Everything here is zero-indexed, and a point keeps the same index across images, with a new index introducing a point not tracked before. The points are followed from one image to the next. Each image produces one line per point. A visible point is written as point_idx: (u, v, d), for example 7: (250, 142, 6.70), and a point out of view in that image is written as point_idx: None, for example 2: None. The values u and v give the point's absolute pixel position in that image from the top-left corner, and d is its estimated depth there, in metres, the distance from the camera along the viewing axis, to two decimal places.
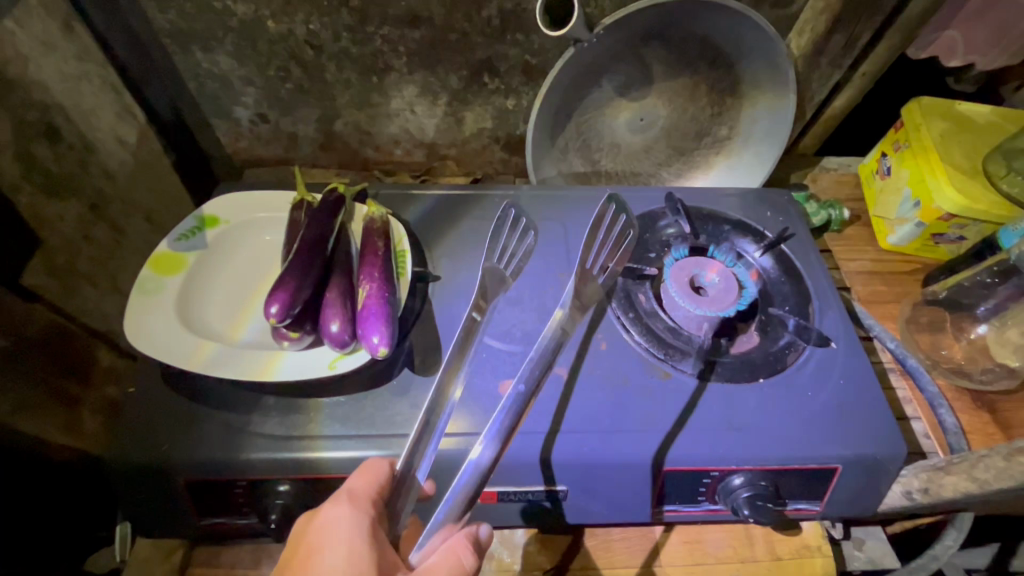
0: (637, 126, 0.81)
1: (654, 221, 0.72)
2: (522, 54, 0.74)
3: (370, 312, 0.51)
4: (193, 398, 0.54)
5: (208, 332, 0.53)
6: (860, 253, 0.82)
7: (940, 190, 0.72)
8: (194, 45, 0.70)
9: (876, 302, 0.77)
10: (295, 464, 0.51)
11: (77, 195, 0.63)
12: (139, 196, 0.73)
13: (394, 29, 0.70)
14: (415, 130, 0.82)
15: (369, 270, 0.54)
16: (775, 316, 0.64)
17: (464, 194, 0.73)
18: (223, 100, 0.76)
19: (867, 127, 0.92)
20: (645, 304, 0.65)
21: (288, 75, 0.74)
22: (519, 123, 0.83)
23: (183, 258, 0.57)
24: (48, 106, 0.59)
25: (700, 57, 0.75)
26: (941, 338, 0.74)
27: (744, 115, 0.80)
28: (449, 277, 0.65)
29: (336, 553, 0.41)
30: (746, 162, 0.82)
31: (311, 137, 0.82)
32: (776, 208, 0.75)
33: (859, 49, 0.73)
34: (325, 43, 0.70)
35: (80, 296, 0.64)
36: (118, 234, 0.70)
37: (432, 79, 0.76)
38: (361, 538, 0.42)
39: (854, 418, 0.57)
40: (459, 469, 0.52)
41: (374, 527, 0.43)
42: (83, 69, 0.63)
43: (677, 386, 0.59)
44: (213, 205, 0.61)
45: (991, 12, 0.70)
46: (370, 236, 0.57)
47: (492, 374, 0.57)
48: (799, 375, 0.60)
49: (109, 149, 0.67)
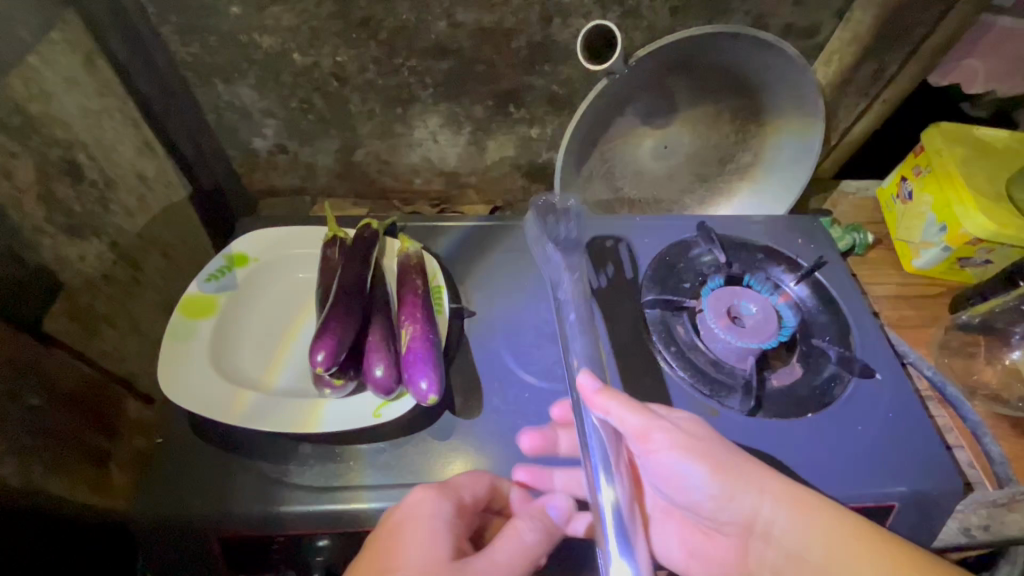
0: (661, 153, 0.80)
1: (601, 266, 0.69)
2: (548, 84, 0.73)
3: (416, 357, 0.50)
4: (226, 449, 0.51)
5: (243, 380, 0.51)
6: (884, 277, 0.82)
7: (966, 215, 0.72)
8: (216, 77, 0.68)
9: (907, 327, 0.77)
10: (335, 518, 0.48)
11: (96, 234, 0.60)
12: (157, 230, 0.70)
13: (421, 61, 0.68)
14: (437, 159, 0.81)
15: (411, 310, 0.53)
16: (817, 346, 0.63)
17: (491, 226, 0.71)
18: (242, 132, 0.75)
19: (884, 152, 0.92)
20: (685, 336, 0.63)
21: (310, 106, 0.72)
22: (542, 151, 0.82)
23: (213, 301, 0.54)
24: (71, 143, 0.57)
25: (725, 88, 0.75)
26: (974, 364, 0.74)
27: (768, 142, 0.80)
28: (484, 311, 0.63)
29: (423, 537, 0.42)
30: (770, 190, 0.82)
31: (329, 168, 0.81)
32: (806, 236, 0.75)
33: (886, 78, 0.73)
34: (351, 74, 0.69)
35: (100, 338, 0.61)
36: (136, 271, 0.67)
37: (457, 109, 0.75)
38: (446, 519, 0.44)
39: (904, 453, 0.57)
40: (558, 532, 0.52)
41: (461, 505, 0.45)
42: (104, 104, 0.61)
43: (726, 423, 0.57)
44: (240, 243, 0.59)
45: (1011, 42, 0.72)
46: (407, 274, 0.56)
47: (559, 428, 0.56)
48: (847, 407, 0.59)
49: (128, 184, 0.65)
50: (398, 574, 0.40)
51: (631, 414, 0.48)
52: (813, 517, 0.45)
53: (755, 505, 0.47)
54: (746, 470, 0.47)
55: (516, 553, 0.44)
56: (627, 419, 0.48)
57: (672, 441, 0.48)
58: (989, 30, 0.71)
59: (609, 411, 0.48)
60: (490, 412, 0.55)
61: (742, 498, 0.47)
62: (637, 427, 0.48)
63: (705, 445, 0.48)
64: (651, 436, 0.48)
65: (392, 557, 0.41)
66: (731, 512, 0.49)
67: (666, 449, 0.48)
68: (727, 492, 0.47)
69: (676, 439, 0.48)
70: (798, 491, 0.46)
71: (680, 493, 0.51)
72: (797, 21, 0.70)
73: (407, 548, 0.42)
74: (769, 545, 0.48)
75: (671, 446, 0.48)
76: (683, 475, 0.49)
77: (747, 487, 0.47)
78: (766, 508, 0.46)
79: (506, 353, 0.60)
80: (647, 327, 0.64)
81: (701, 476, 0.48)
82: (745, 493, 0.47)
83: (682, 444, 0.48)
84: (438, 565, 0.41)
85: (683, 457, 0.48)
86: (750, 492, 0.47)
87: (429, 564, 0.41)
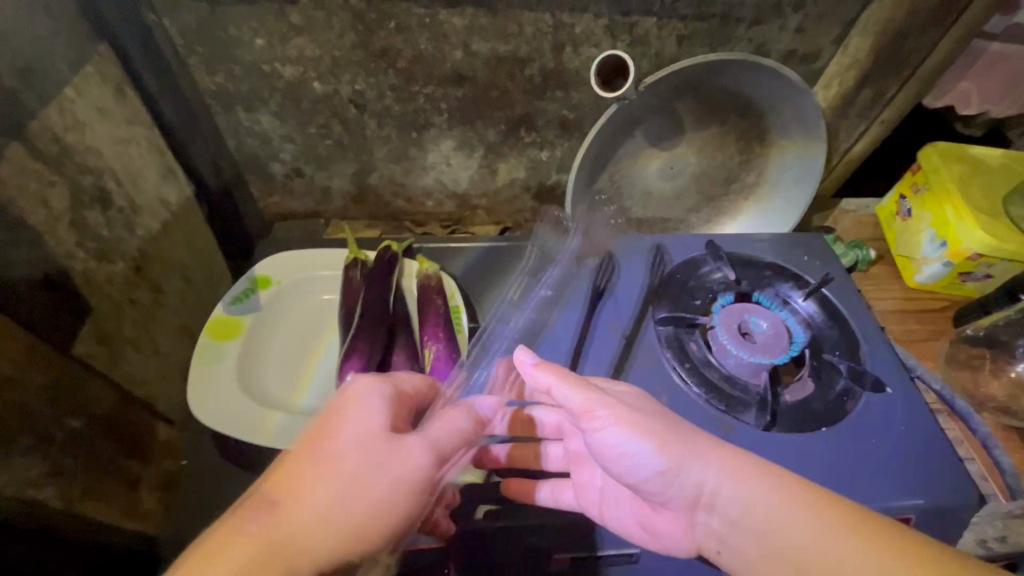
0: (667, 174, 0.82)
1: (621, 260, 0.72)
2: (559, 109, 0.75)
3: (438, 376, 0.54)
4: (251, 469, 0.52)
5: (270, 402, 0.52)
6: (889, 291, 0.84)
7: (966, 231, 0.74)
8: (239, 105, 0.70)
9: (913, 341, 0.79)
10: None
11: (123, 258, 0.62)
12: (178, 254, 0.72)
13: (438, 88, 0.71)
14: (449, 181, 0.84)
15: (432, 330, 0.57)
16: (827, 361, 0.65)
17: (503, 249, 0.75)
18: (262, 157, 0.77)
19: (883, 171, 0.95)
20: (698, 352, 0.64)
21: (328, 131, 0.74)
22: (552, 173, 0.84)
23: (239, 322, 0.57)
24: (101, 170, 0.59)
25: (730, 110, 0.77)
26: (981, 377, 0.75)
27: (772, 161, 0.82)
28: (502, 331, 0.64)
29: (361, 408, 0.40)
30: (774, 208, 0.84)
31: (344, 190, 0.83)
32: (812, 252, 0.76)
33: (885, 102, 0.76)
34: (368, 101, 0.71)
35: (125, 361, 0.62)
36: (159, 294, 0.69)
37: (470, 133, 0.77)
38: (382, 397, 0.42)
39: (919, 467, 0.58)
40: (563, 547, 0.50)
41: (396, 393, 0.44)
42: (132, 131, 0.63)
43: (743, 439, 0.58)
44: (264, 265, 0.61)
45: (1004, 66, 0.74)
46: (428, 295, 0.58)
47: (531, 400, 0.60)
48: (859, 421, 0.60)
49: (152, 209, 0.67)
50: (335, 436, 0.38)
51: (568, 387, 0.47)
52: (762, 485, 0.41)
53: (698, 475, 0.43)
54: (690, 440, 0.44)
55: (448, 435, 0.42)
56: (567, 393, 0.47)
57: (614, 414, 0.45)
58: (979, 56, 0.74)
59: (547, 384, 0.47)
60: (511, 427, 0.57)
61: (690, 471, 0.43)
62: (579, 403, 0.46)
63: (647, 419, 0.45)
64: (592, 412, 0.46)
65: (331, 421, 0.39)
66: (677, 489, 0.44)
67: (609, 426, 0.45)
68: (671, 469, 0.43)
69: (617, 413, 0.45)
70: (741, 461, 0.43)
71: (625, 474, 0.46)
72: (798, 48, 0.73)
73: (348, 413, 0.39)
74: (714, 519, 0.43)
75: (613, 420, 0.45)
76: (625, 454, 0.45)
77: (692, 459, 0.43)
78: (711, 478, 0.42)
79: None
80: (660, 342, 0.65)
81: (647, 452, 0.44)
82: (691, 464, 0.43)
83: (624, 419, 0.45)
84: (376, 432, 0.39)
85: (625, 431, 0.44)
86: (695, 462, 0.43)
87: (367, 431, 0.38)
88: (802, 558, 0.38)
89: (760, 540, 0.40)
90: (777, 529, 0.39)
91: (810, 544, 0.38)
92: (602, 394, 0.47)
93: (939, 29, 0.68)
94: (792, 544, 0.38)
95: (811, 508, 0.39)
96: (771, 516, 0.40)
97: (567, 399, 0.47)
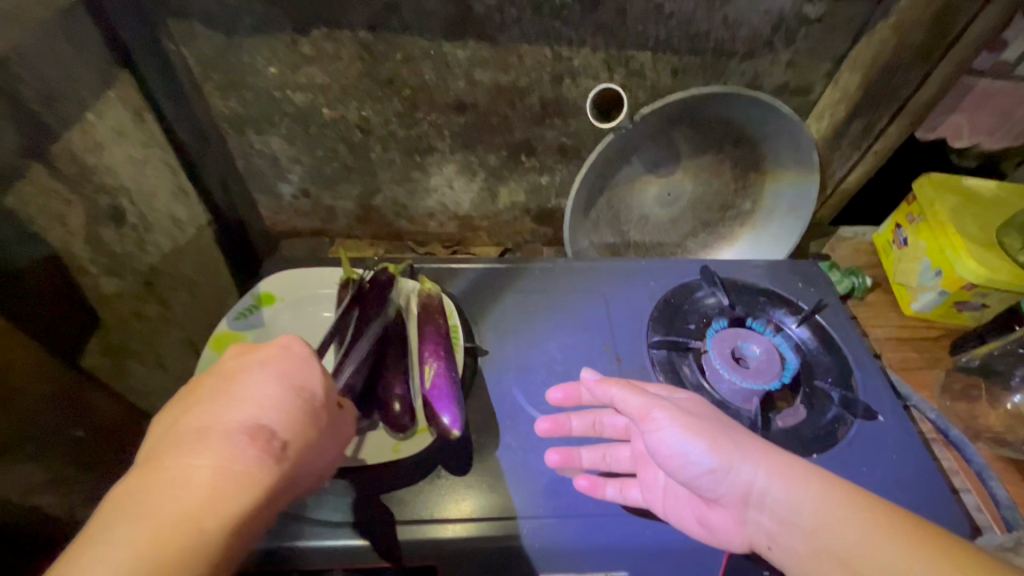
0: (665, 200, 0.84)
1: (625, 278, 0.74)
2: (558, 136, 0.78)
3: (439, 393, 0.54)
4: None
5: None
6: (885, 319, 0.84)
7: (959, 260, 0.75)
8: (249, 128, 0.73)
9: (908, 369, 0.79)
10: (348, 552, 0.50)
11: (132, 273, 0.66)
12: (185, 268, 0.76)
13: (441, 115, 0.74)
14: (451, 204, 0.86)
15: (432, 348, 0.57)
16: (819, 388, 0.65)
17: (503, 267, 0.74)
18: (270, 178, 0.80)
19: (879, 201, 0.97)
20: (690, 375, 0.65)
21: (335, 154, 0.77)
22: (551, 197, 0.87)
23: (241, 337, 0.58)
24: (116, 190, 0.62)
25: (726, 139, 0.79)
26: (977, 407, 0.75)
27: (767, 190, 0.84)
28: (496, 351, 0.65)
29: (312, 381, 0.40)
30: (770, 235, 0.86)
31: (349, 211, 0.86)
32: (806, 279, 0.77)
33: (878, 133, 0.78)
34: (375, 126, 0.74)
35: (128, 373, 0.68)
36: (164, 307, 0.73)
37: (472, 158, 0.79)
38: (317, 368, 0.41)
39: (912, 494, 0.58)
40: (592, 552, 0.51)
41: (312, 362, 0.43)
42: (148, 154, 0.66)
43: None
44: (267, 283, 0.63)
45: (994, 99, 0.78)
46: (428, 313, 0.60)
47: (532, 407, 0.61)
48: (851, 449, 0.61)
49: (162, 226, 0.70)
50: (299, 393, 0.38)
51: (629, 392, 0.49)
52: (807, 487, 0.43)
53: (749, 474, 0.45)
54: (739, 439, 0.46)
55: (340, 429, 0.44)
56: (628, 399, 0.49)
57: (675, 415, 0.47)
58: (971, 89, 0.77)
59: (611, 397, 0.50)
60: (503, 451, 0.57)
61: (736, 470, 0.45)
62: (637, 407, 0.48)
63: (704, 421, 0.47)
64: (650, 416, 0.47)
65: (294, 373, 0.39)
66: (727, 487, 0.46)
67: (667, 427, 0.47)
68: (722, 465, 0.45)
69: (681, 416, 0.47)
70: (788, 463, 0.45)
71: (680, 475, 0.48)
72: (791, 81, 0.76)
73: (308, 371, 0.40)
74: (764, 516, 0.45)
75: (671, 421, 0.47)
76: (683, 454, 0.46)
77: (740, 455, 0.45)
78: (758, 476, 0.44)
79: (518, 393, 0.62)
80: (653, 366, 0.66)
81: (701, 451, 0.46)
82: (741, 461, 0.45)
83: (680, 419, 0.46)
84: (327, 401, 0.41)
85: (682, 431, 0.46)
86: (747, 462, 0.45)
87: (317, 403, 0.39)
88: (851, 555, 0.39)
89: (809, 534, 0.42)
90: (823, 526, 0.41)
91: (857, 541, 0.40)
92: (659, 397, 0.48)
93: (926, 65, 0.70)
94: (836, 539, 0.40)
95: (852, 507, 0.41)
96: (818, 512, 0.42)
97: (626, 402, 0.49)
